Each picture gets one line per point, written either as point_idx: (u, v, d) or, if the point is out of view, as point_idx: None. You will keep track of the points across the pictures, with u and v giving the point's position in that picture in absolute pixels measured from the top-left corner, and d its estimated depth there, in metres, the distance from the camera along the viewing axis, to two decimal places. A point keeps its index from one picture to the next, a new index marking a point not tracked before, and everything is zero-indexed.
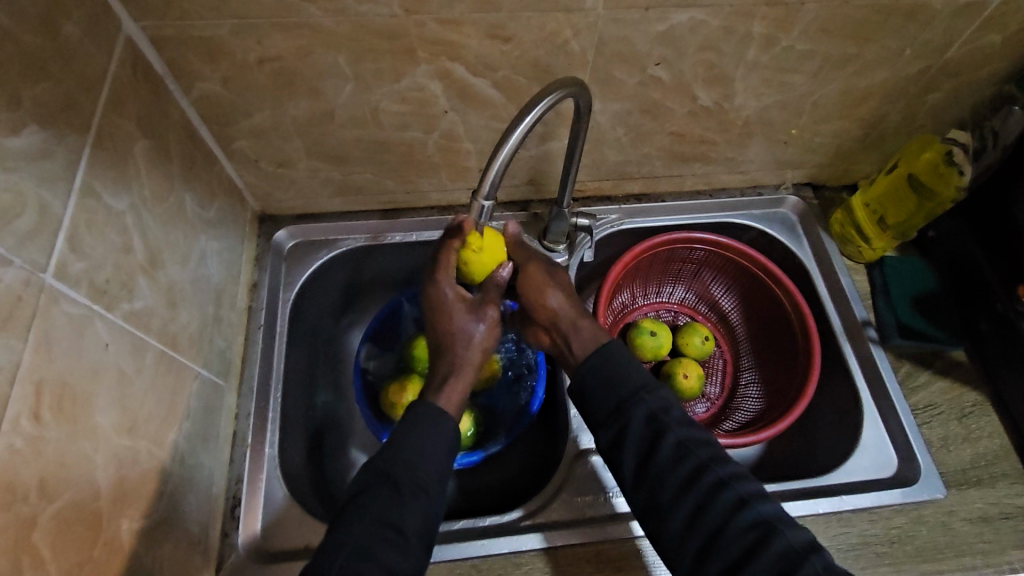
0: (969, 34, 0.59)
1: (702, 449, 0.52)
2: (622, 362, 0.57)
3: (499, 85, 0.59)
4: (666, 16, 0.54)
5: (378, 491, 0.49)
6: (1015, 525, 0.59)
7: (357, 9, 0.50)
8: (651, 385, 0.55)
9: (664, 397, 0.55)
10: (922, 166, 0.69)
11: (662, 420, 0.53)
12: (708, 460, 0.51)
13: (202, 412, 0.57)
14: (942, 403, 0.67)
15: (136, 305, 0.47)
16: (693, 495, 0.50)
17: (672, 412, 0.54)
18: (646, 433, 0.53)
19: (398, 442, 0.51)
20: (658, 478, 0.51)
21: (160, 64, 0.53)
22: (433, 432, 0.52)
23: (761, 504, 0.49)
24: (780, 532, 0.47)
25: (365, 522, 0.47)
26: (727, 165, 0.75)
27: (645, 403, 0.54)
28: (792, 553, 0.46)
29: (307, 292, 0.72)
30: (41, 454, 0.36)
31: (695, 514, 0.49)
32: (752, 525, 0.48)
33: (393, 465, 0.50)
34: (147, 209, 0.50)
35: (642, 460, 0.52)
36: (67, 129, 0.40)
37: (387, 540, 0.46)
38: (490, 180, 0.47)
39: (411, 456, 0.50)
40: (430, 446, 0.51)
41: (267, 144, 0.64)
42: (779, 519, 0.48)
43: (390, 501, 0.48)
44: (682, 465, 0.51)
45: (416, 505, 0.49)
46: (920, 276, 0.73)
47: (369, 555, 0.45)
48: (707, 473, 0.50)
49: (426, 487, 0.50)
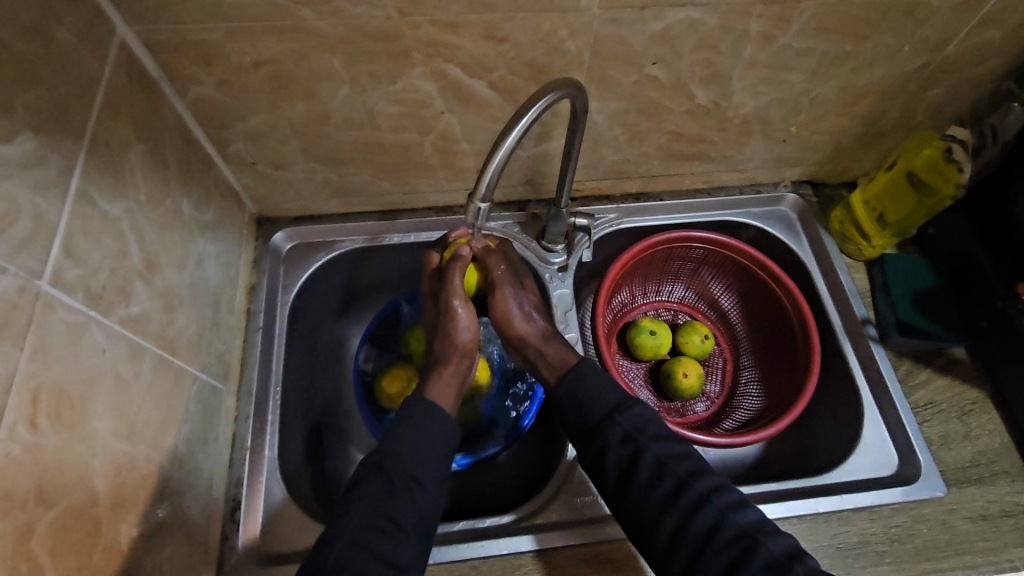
0: (967, 30, 0.59)
1: (679, 465, 0.52)
2: (601, 380, 0.57)
3: (496, 85, 0.59)
4: (662, 15, 0.53)
5: (370, 483, 0.49)
6: (1016, 522, 0.59)
7: (351, 11, 0.50)
8: (624, 403, 0.55)
9: (637, 414, 0.54)
10: (920, 162, 0.69)
11: (638, 439, 0.53)
12: (686, 477, 0.51)
13: (201, 415, 0.57)
14: (942, 401, 0.67)
15: (132, 310, 0.47)
16: (674, 512, 0.50)
17: (647, 429, 0.54)
18: (623, 453, 0.53)
19: (393, 437, 0.51)
20: (639, 495, 0.51)
21: (155, 68, 0.53)
22: (426, 423, 0.52)
23: (741, 516, 0.49)
24: (764, 543, 0.47)
25: (361, 514, 0.47)
26: (725, 163, 0.75)
27: (618, 424, 0.54)
28: (775, 562, 0.46)
29: (305, 294, 0.72)
30: (38, 461, 0.36)
31: (678, 530, 0.49)
32: (734, 539, 0.48)
33: (384, 457, 0.50)
34: (144, 213, 0.50)
35: (622, 477, 0.52)
36: (61, 136, 0.40)
37: (380, 531, 0.46)
38: (487, 183, 0.47)
39: (404, 446, 0.50)
40: (423, 437, 0.51)
41: (264, 147, 0.64)
42: (758, 528, 0.48)
43: (383, 492, 0.48)
44: (661, 480, 0.51)
45: (408, 497, 0.48)
46: (920, 272, 0.73)
47: (363, 546, 0.46)
48: (687, 489, 0.50)
49: (420, 478, 0.49)
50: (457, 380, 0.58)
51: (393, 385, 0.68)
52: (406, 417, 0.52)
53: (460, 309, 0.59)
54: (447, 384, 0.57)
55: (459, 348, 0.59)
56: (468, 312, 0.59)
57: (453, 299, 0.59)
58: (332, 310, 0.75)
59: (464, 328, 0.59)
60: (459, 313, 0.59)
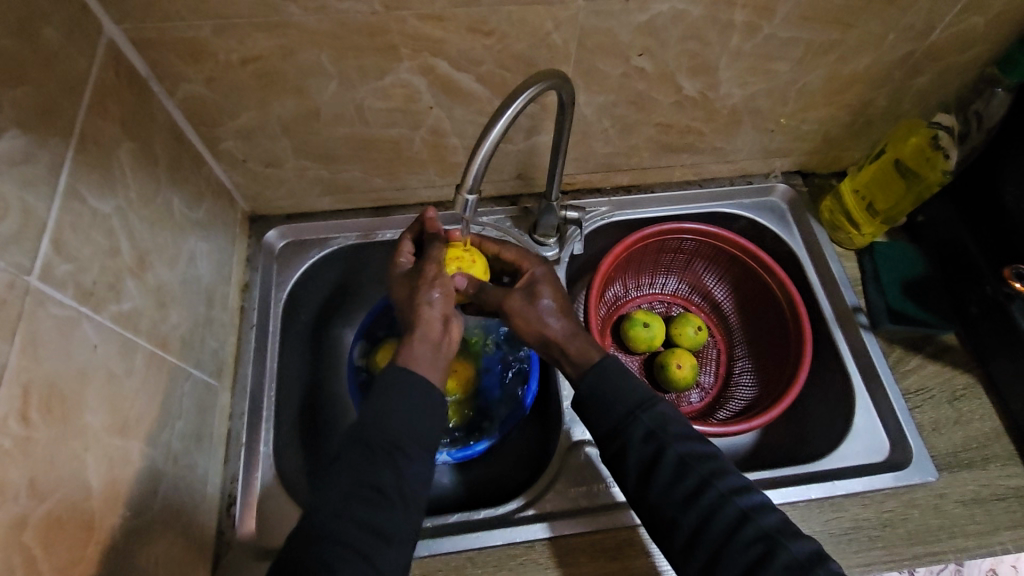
0: (951, 17, 0.59)
1: (701, 464, 0.52)
2: (614, 378, 0.56)
3: (483, 79, 0.59)
4: (646, 6, 0.54)
5: (352, 453, 0.48)
6: (1006, 506, 0.60)
7: (337, 6, 0.50)
8: (646, 402, 0.55)
9: (660, 413, 0.54)
10: (907, 150, 0.69)
11: (661, 438, 0.53)
12: (707, 476, 0.51)
13: (196, 412, 0.57)
14: (933, 386, 0.67)
15: (124, 307, 0.47)
16: (695, 509, 0.50)
17: (670, 428, 0.53)
18: (646, 451, 0.53)
19: (372, 406, 0.50)
20: (659, 494, 0.51)
21: (144, 66, 0.53)
22: (409, 391, 0.51)
23: (763, 518, 0.49)
24: (784, 545, 0.47)
25: (344, 485, 0.47)
26: (715, 154, 0.76)
27: (641, 423, 0.54)
28: (797, 565, 0.46)
29: (298, 292, 0.72)
30: (30, 455, 0.36)
31: (697, 529, 0.49)
32: (756, 539, 0.48)
33: (367, 428, 0.49)
34: (134, 211, 0.50)
35: (642, 476, 0.52)
36: (48, 132, 0.41)
37: (365, 501, 0.46)
38: (474, 173, 0.47)
39: (382, 415, 0.49)
40: (405, 405, 0.50)
41: (254, 145, 0.64)
42: (780, 532, 0.48)
43: (366, 463, 0.47)
44: (683, 479, 0.51)
45: (390, 465, 0.48)
46: (910, 261, 0.73)
47: (347, 515, 0.45)
48: (709, 488, 0.50)
49: (401, 445, 0.48)
50: (431, 343, 0.55)
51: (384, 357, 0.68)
52: (380, 385, 0.51)
53: (431, 274, 0.57)
54: (422, 352, 0.54)
55: (428, 314, 0.55)
56: (440, 279, 0.57)
57: (423, 269, 0.58)
58: (324, 308, 0.75)
59: (432, 292, 0.56)
60: (430, 278, 0.57)
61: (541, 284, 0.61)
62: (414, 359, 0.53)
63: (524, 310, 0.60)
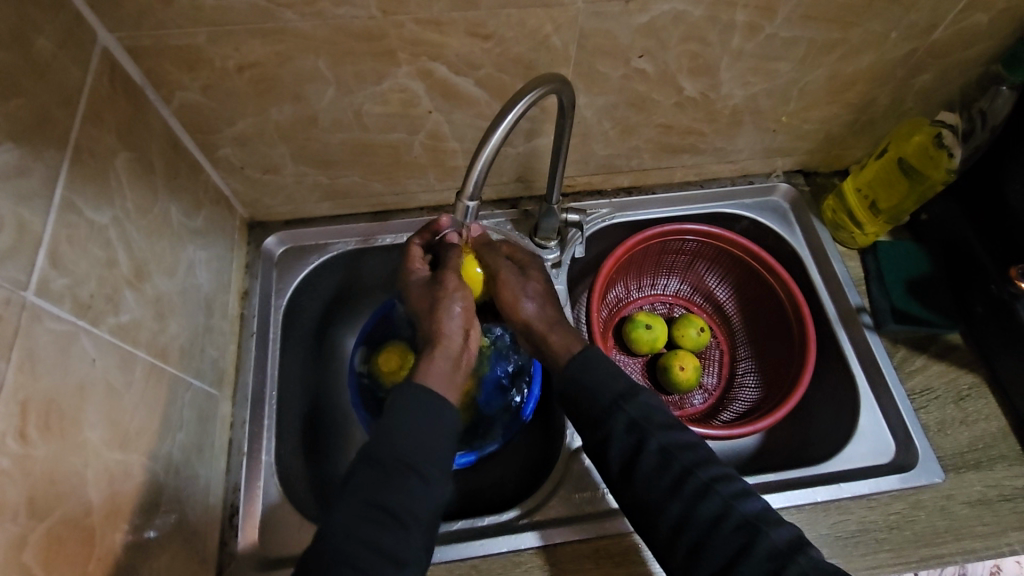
0: (954, 14, 0.59)
1: (684, 454, 0.51)
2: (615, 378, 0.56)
3: (482, 83, 0.58)
4: (646, 7, 0.53)
5: (364, 473, 0.47)
6: (1014, 506, 0.59)
7: (334, 11, 0.49)
8: (631, 393, 0.54)
9: (643, 403, 0.54)
10: (912, 149, 0.69)
11: (643, 428, 0.52)
12: (690, 466, 0.50)
13: (196, 422, 0.57)
14: (938, 387, 0.67)
15: (122, 318, 0.47)
16: (678, 501, 0.49)
17: (655, 417, 0.53)
18: (627, 442, 0.52)
19: (383, 424, 0.49)
20: (644, 485, 0.51)
21: (140, 75, 0.52)
22: (424, 409, 0.50)
23: (768, 510, 0.49)
24: (764, 532, 0.47)
25: (354, 507, 0.46)
26: (717, 154, 0.75)
27: (625, 413, 0.53)
28: (779, 554, 0.46)
29: (298, 298, 0.72)
30: (29, 472, 0.36)
31: (682, 521, 0.49)
32: (739, 528, 0.48)
33: (377, 447, 0.48)
34: (132, 222, 0.50)
35: (625, 467, 0.52)
36: (43, 145, 0.40)
37: (376, 523, 0.46)
38: (475, 181, 0.47)
39: (395, 435, 0.48)
40: (419, 424, 0.49)
41: (251, 151, 0.63)
42: (762, 517, 0.48)
43: (377, 483, 0.47)
44: (666, 470, 0.51)
45: (403, 485, 0.47)
46: (914, 258, 0.72)
47: (359, 538, 0.45)
48: (691, 478, 0.50)
49: (414, 465, 0.48)
50: (450, 357, 0.55)
51: (390, 363, 0.69)
52: (393, 403, 0.51)
53: (452, 286, 0.57)
54: (441, 366, 0.54)
55: (449, 328, 0.56)
56: (461, 291, 0.58)
57: (442, 280, 0.58)
58: (323, 315, 0.75)
59: (456, 304, 0.57)
60: (452, 290, 0.57)
61: (531, 267, 0.64)
62: (432, 373, 0.53)
63: (511, 282, 0.61)
